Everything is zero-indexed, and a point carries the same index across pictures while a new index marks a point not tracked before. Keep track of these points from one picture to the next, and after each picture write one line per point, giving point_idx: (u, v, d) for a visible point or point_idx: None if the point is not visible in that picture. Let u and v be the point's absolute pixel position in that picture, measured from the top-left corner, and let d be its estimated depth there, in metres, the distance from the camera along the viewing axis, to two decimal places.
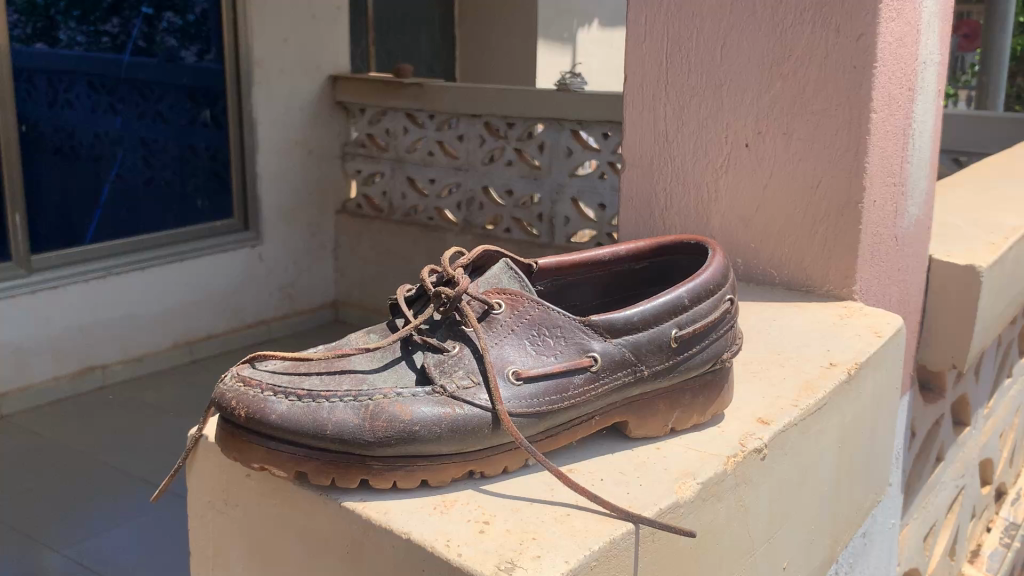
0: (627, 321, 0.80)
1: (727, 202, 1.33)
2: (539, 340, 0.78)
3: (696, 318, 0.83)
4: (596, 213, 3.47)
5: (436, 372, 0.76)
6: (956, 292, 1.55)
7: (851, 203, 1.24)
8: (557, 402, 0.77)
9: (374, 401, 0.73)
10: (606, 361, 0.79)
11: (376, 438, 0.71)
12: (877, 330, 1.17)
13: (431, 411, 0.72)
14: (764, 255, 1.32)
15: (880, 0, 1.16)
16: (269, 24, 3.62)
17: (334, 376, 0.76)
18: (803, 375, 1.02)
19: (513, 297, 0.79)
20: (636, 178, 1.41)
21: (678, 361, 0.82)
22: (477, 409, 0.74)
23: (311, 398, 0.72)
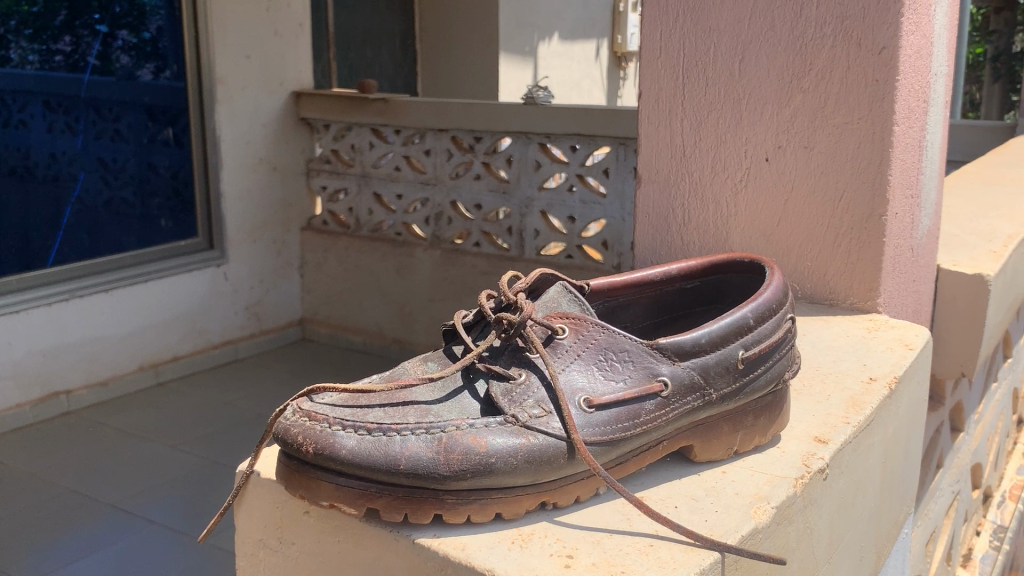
0: (696, 343, 0.80)
1: (747, 216, 1.33)
2: (607, 365, 0.77)
3: (756, 346, 0.83)
4: (566, 226, 3.44)
5: (504, 403, 0.74)
6: (964, 300, 1.56)
7: (875, 215, 1.24)
8: (626, 428, 0.75)
9: (447, 432, 0.70)
10: (676, 385, 0.78)
11: (450, 472, 0.69)
12: (907, 342, 1.16)
13: (506, 443, 0.70)
14: (786, 268, 1.32)
15: (901, 14, 1.16)
16: (230, 41, 3.57)
17: (398, 408, 0.73)
18: (848, 391, 1.02)
19: (577, 321, 0.78)
20: (653, 193, 1.40)
21: (744, 383, 0.82)
22: (552, 437, 0.72)
23: (381, 432, 0.70)
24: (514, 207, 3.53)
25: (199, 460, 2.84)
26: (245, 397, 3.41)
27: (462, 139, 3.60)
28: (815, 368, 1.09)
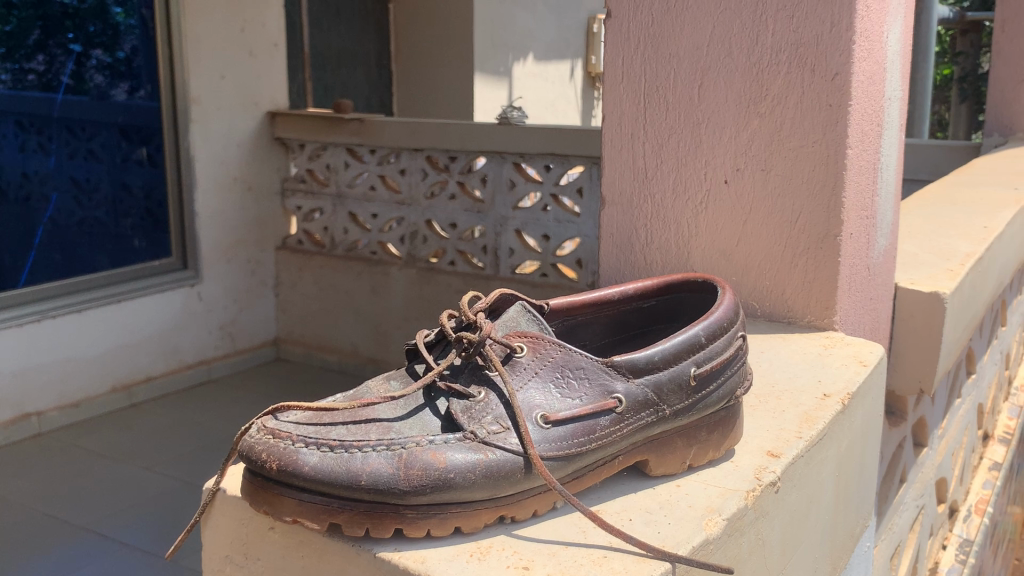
0: (649, 361, 0.83)
1: (707, 236, 1.36)
2: (563, 382, 0.80)
3: (709, 362, 0.86)
4: (539, 244, 3.47)
5: (465, 421, 0.76)
6: (921, 317, 1.60)
7: (830, 235, 1.27)
8: (580, 443, 0.78)
9: (407, 449, 0.72)
10: (630, 401, 0.81)
11: (410, 487, 0.71)
12: (861, 359, 1.20)
13: (464, 458, 0.73)
14: (745, 287, 1.35)
15: (852, 42, 1.21)
16: (204, 61, 3.59)
17: (360, 426, 0.75)
18: (801, 407, 1.05)
19: (534, 340, 0.81)
20: (617, 214, 1.43)
21: (697, 399, 0.85)
22: (509, 453, 0.74)
23: (343, 449, 0.72)
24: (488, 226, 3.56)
25: (173, 481, 2.83)
26: (218, 417, 3.40)
27: (436, 158, 3.63)
28: (772, 385, 1.12)
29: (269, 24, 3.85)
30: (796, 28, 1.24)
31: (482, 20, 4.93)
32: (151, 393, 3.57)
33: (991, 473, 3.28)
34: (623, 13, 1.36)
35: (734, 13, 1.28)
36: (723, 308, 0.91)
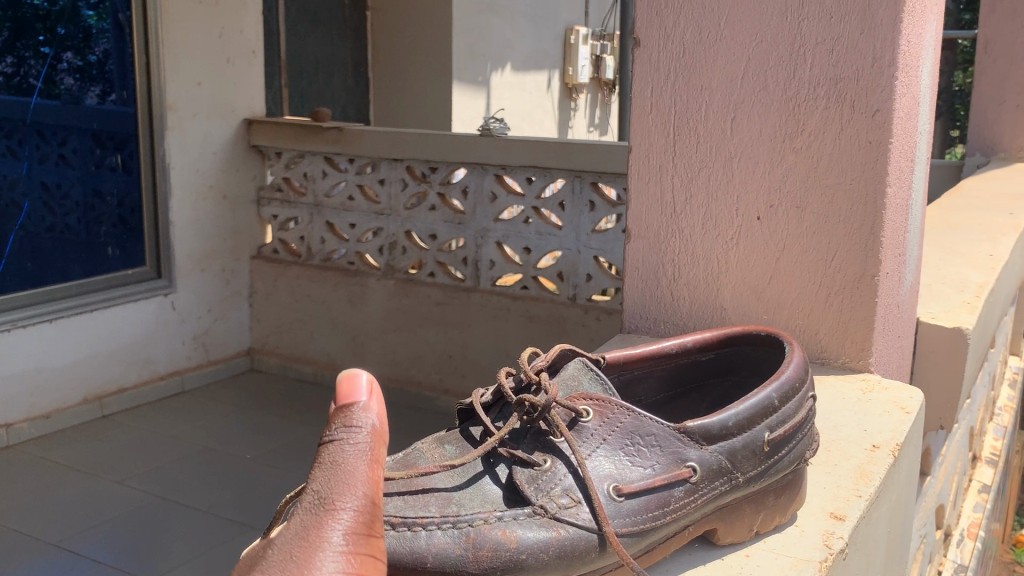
0: (723, 427, 0.80)
1: (738, 273, 1.32)
2: (635, 450, 0.76)
3: (782, 425, 0.84)
4: (522, 257, 3.43)
5: (533, 495, 0.71)
6: (943, 354, 1.57)
7: (867, 275, 1.24)
8: (658, 511, 0.75)
9: (474, 526, 0.68)
10: (704, 469, 0.78)
11: (479, 569, 0.67)
12: (903, 405, 1.16)
13: (537, 537, 0.69)
14: (777, 327, 1.31)
15: (894, 79, 1.17)
16: (182, 66, 3.51)
17: (418, 496, 0.69)
18: (854, 460, 1.01)
19: (601, 403, 0.77)
20: (642, 249, 1.39)
21: (769, 466, 0.83)
22: (582, 529, 0.71)
23: (406, 526, 0.67)
24: (469, 237, 3.51)
25: (148, 496, 2.75)
26: (195, 431, 3.32)
27: (415, 168, 3.57)
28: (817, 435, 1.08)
29: (247, 31, 3.78)
30: (835, 63, 1.20)
31: (463, 31, 4.89)
32: (123, 405, 3.47)
33: (981, 496, 3.27)
34: (652, 43, 1.32)
35: (770, 45, 1.24)
36: (792, 367, 0.89)
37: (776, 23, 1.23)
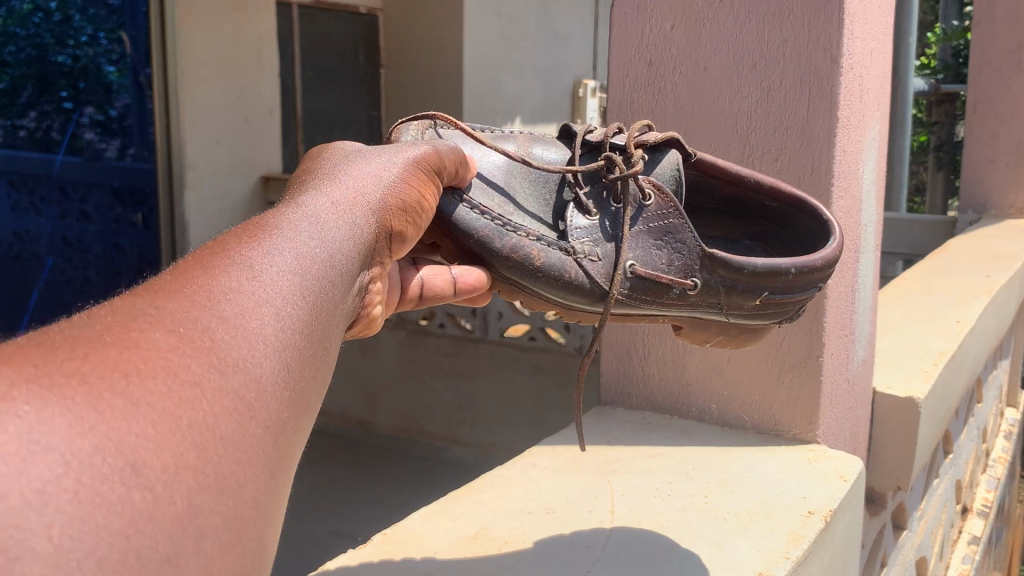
0: (739, 267, 1.13)
1: (700, 352, 1.48)
2: (660, 247, 1.12)
3: (760, 277, 1.14)
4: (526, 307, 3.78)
5: (574, 229, 1.09)
6: (897, 419, 1.72)
7: (813, 356, 1.38)
8: (626, 288, 1.10)
9: (524, 237, 1.05)
10: (700, 288, 1.14)
11: (511, 262, 1.04)
12: (842, 473, 1.31)
13: (560, 263, 1.06)
14: (736, 400, 1.46)
15: (831, 183, 1.33)
16: (203, 127, 3.79)
17: (500, 193, 1.08)
18: (789, 524, 1.16)
19: (664, 201, 1.13)
20: (616, 328, 1.55)
21: (752, 308, 1.17)
22: (588, 278, 1.07)
23: (487, 214, 1.04)
24: None
25: None
26: None
27: None
28: (761, 501, 1.22)
29: (265, 92, 4.03)
30: (779, 169, 1.37)
31: (473, 91, 5.09)
32: None
33: (970, 547, 3.35)
34: None
35: (722, 154, 1.41)
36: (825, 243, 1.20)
37: (728, 134, 1.40)
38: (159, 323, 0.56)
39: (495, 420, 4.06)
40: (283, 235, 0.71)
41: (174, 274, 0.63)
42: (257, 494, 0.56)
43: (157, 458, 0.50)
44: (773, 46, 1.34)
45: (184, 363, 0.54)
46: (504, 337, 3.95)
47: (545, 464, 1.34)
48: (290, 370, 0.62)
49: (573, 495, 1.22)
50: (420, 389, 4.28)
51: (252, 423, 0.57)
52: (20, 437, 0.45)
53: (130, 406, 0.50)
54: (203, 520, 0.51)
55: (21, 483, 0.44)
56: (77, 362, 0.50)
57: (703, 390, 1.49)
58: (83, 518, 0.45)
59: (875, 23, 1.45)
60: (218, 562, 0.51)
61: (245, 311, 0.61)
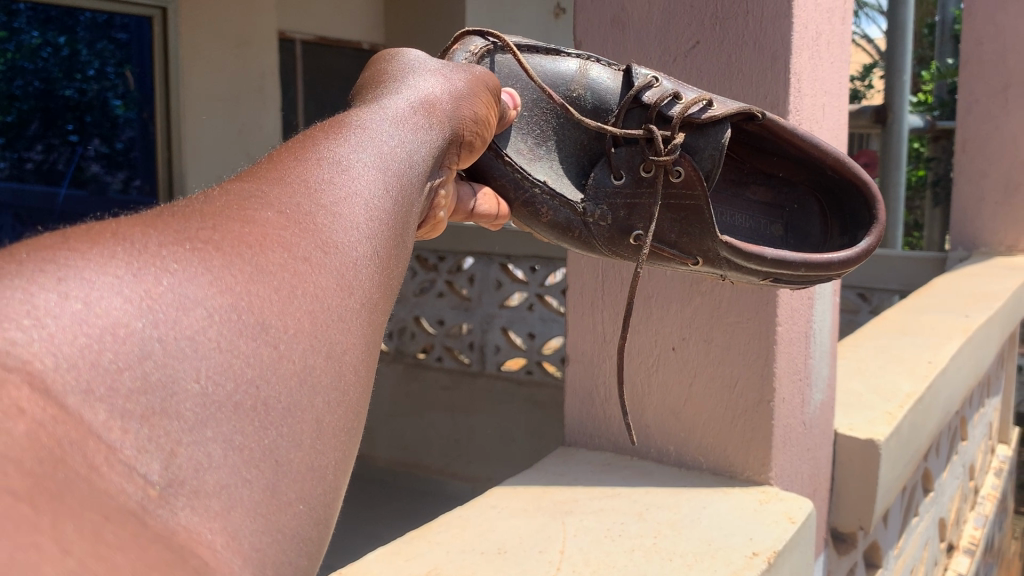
0: (755, 259, 1.19)
1: (658, 396, 1.53)
2: (678, 223, 1.20)
3: (768, 266, 1.20)
4: (525, 341, 3.87)
5: (597, 189, 1.20)
6: (859, 462, 1.76)
7: (764, 401, 1.42)
8: (630, 250, 1.22)
9: (542, 196, 1.18)
10: (706, 265, 1.21)
11: (526, 212, 1.19)
12: (792, 515, 1.34)
13: (564, 218, 1.20)
14: (693, 443, 1.51)
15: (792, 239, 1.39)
16: (203, 163, 3.88)
17: (532, 153, 1.21)
18: (732, 565, 1.20)
19: (695, 182, 1.18)
20: (579, 373, 1.61)
21: (764, 283, 1.25)
22: (591, 233, 1.21)
23: (520, 170, 1.17)
24: (475, 323, 3.99)
25: None
26: None
27: (426, 258, 4.14)
28: (709, 543, 1.26)
29: (267, 127, 4.08)
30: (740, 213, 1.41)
31: None
32: None
33: None
34: None
35: None
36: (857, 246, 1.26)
37: None
38: (267, 205, 0.66)
39: (493, 456, 4.11)
40: (367, 128, 0.78)
41: (272, 165, 0.72)
42: (362, 365, 0.63)
43: (279, 318, 0.59)
44: (723, 102, 1.41)
45: (294, 241, 0.64)
46: (501, 370, 3.99)
47: (504, 505, 1.38)
48: (384, 249, 0.70)
49: (526, 535, 1.27)
50: (420, 423, 4.30)
51: (354, 298, 0.65)
52: (175, 289, 0.55)
53: (257, 273, 0.60)
54: (315, 378, 0.59)
55: (172, 330, 0.53)
56: (209, 232, 0.61)
57: (661, 435, 1.54)
58: (223, 365, 0.54)
59: (827, 78, 1.51)
60: (329, 415, 0.59)
61: (337, 201, 0.69)
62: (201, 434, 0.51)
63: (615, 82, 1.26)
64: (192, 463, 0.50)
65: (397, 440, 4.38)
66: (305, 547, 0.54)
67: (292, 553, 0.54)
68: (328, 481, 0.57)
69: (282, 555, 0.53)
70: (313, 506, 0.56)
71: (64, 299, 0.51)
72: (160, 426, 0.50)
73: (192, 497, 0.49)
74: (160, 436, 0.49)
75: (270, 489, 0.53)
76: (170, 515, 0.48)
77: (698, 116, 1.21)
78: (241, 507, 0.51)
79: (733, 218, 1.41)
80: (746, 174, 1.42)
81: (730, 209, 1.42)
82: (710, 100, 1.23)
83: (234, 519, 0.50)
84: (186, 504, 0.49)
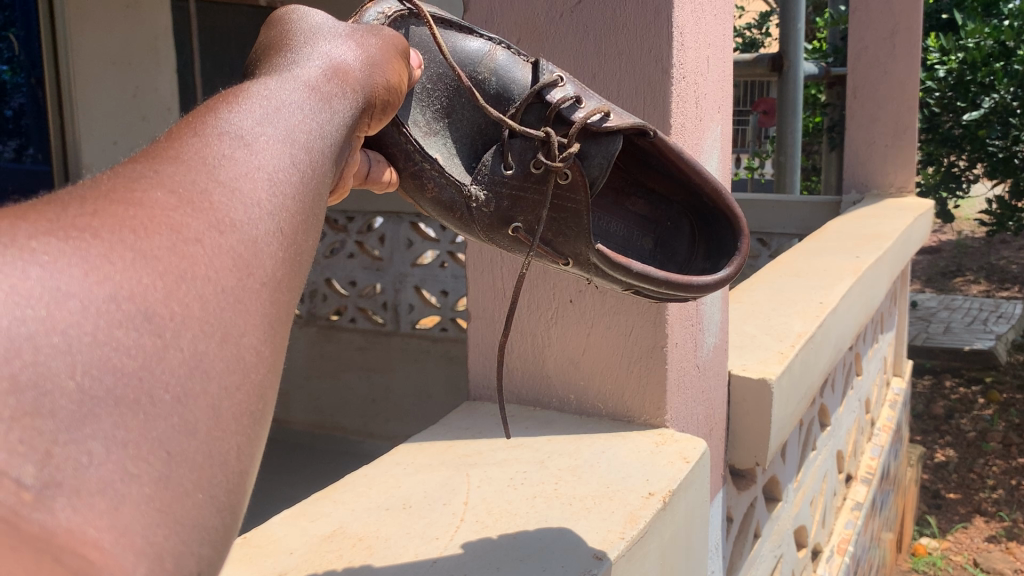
0: (626, 269, 1.21)
1: (558, 347, 1.57)
2: (558, 223, 1.20)
3: (633, 279, 1.23)
4: (438, 299, 3.93)
5: (485, 174, 1.19)
6: (752, 401, 1.84)
7: (657, 347, 1.47)
8: (507, 241, 1.22)
9: (431, 174, 1.18)
10: (578, 264, 1.22)
11: (413, 187, 1.19)
12: (685, 455, 1.40)
13: (450, 200, 1.19)
14: (592, 390, 1.55)
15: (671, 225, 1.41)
16: (95, 127, 3.68)
17: (429, 130, 1.20)
18: (629, 506, 1.25)
19: (575, 184, 1.18)
20: (480, 329, 1.63)
21: (632, 291, 1.27)
22: (472, 218, 1.20)
23: (414, 143, 1.17)
24: (387, 282, 4.01)
25: None
26: None
27: (334, 220, 4.09)
28: (606, 485, 1.32)
29: (163, 88, 3.85)
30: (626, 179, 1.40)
31: None
32: None
33: (853, 513, 3.50)
34: None
35: None
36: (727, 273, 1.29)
37: None
38: (157, 185, 0.60)
39: (408, 413, 4.17)
40: (273, 96, 0.72)
41: (168, 140, 0.66)
42: (263, 346, 0.60)
43: (165, 306, 0.55)
44: (611, 57, 1.44)
45: (186, 223, 0.59)
46: (416, 329, 4.04)
47: (409, 462, 1.41)
48: (289, 224, 0.65)
49: (430, 489, 1.30)
50: (336, 384, 4.30)
51: (253, 280, 0.61)
52: (42, 281, 0.51)
53: (139, 258, 0.55)
54: (208, 365, 0.56)
55: (45, 324, 0.50)
56: (88, 218, 0.56)
57: (561, 383, 1.58)
58: (100, 360, 0.51)
59: (711, 30, 1.54)
60: (227, 401, 0.56)
61: (237, 176, 0.64)
62: (80, 434, 0.49)
63: (525, 74, 1.24)
64: (71, 463, 0.48)
65: (314, 403, 4.36)
66: (208, 536, 0.53)
67: (194, 543, 0.52)
68: (230, 467, 0.55)
69: (184, 546, 0.51)
70: (217, 493, 0.54)
71: None
72: (33, 429, 0.47)
73: (72, 497, 0.48)
74: (34, 437, 0.47)
75: (163, 480, 0.51)
76: (48, 515, 0.46)
77: (596, 125, 1.21)
78: (131, 503, 0.49)
79: (609, 224, 1.41)
80: (629, 185, 1.41)
81: (608, 215, 1.41)
82: (609, 110, 1.23)
83: (124, 517, 0.49)
84: (67, 504, 0.47)
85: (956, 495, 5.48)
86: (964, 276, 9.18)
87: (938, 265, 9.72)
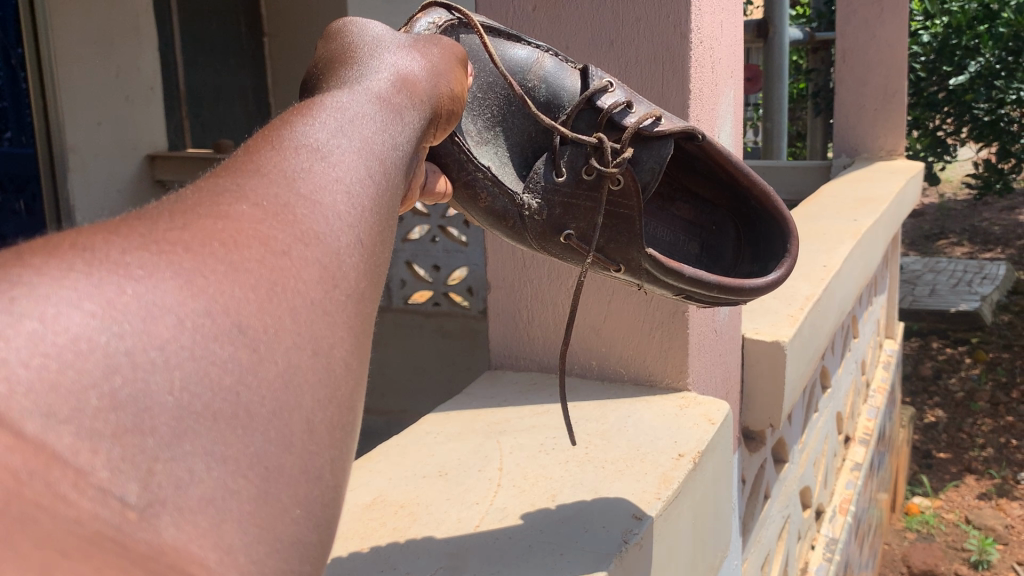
0: (680, 274, 1.23)
1: (579, 315, 1.58)
2: (615, 230, 1.20)
3: (685, 284, 1.25)
4: (430, 274, 3.83)
5: (539, 182, 1.19)
6: (765, 363, 1.87)
7: (679, 311, 1.48)
8: (559, 248, 1.22)
9: (487, 184, 1.17)
10: (629, 268, 1.23)
11: (465, 197, 1.18)
12: (710, 417, 1.41)
13: (503, 207, 1.19)
14: (614, 354, 1.57)
15: (715, 225, 1.42)
16: (82, 107, 3.66)
17: (481, 139, 1.19)
18: (660, 467, 1.27)
19: (628, 190, 1.19)
20: (501, 298, 1.64)
21: (683, 297, 1.29)
22: (523, 225, 1.20)
23: (469, 154, 1.16)
24: None
25: None
26: None
27: None
28: (635, 449, 1.34)
29: (145, 68, 3.90)
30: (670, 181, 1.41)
31: None
32: None
33: (853, 474, 3.55)
34: None
35: None
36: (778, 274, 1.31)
37: None
38: (242, 199, 0.61)
39: (404, 388, 4.19)
40: (345, 108, 0.73)
41: (247, 154, 0.67)
42: (349, 357, 0.60)
43: (257, 319, 0.55)
44: (628, 24, 1.45)
45: (273, 234, 0.60)
46: (409, 304, 3.97)
47: (439, 431, 1.42)
48: (367, 236, 0.66)
49: (464, 456, 1.32)
50: None
51: (338, 291, 0.61)
52: (137, 298, 0.51)
53: (230, 271, 0.56)
54: (301, 376, 0.56)
55: (140, 340, 0.50)
56: (178, 232, 0.57)
57: (583, 353, 1.60)
58: (199, 374, 0.51)
59: None
60: (320, 414, 0.56)
61: (316, 188, 0.65)
62: (180, 451, 0.49)
63: (573, 82, 1.24)
64: (172, 481, 0.48)
65: None
66: (308, 552, 0.54)
67: (294, 559, 0.52)
68: (326, 480, 0.55)
69: (284, 560, 0.52)
70: (313, 508, 0.54)
71: (18, 317, 0.46)
72: (135, 446, 0.47)
73: (175, 514, 0.47)
74: (135, 455, 0.47)
75: (262, 494, 0.51)
76: (153, 534, 0.46)
77: (647, 130, 1.22)
78: (233, 518, 0.50)
79: (656, 229, 1.40)
80: (673, 191, 1.42)
81: (654, 221, 1.41)
82: (659, 114, 1.24)
83: (226, 534, 0.49)
84: (170, 522, 0.47)
85: (946, 454, 5.54)
86: (947, 239, 9.26)
87: (920, 228, 9.78)
